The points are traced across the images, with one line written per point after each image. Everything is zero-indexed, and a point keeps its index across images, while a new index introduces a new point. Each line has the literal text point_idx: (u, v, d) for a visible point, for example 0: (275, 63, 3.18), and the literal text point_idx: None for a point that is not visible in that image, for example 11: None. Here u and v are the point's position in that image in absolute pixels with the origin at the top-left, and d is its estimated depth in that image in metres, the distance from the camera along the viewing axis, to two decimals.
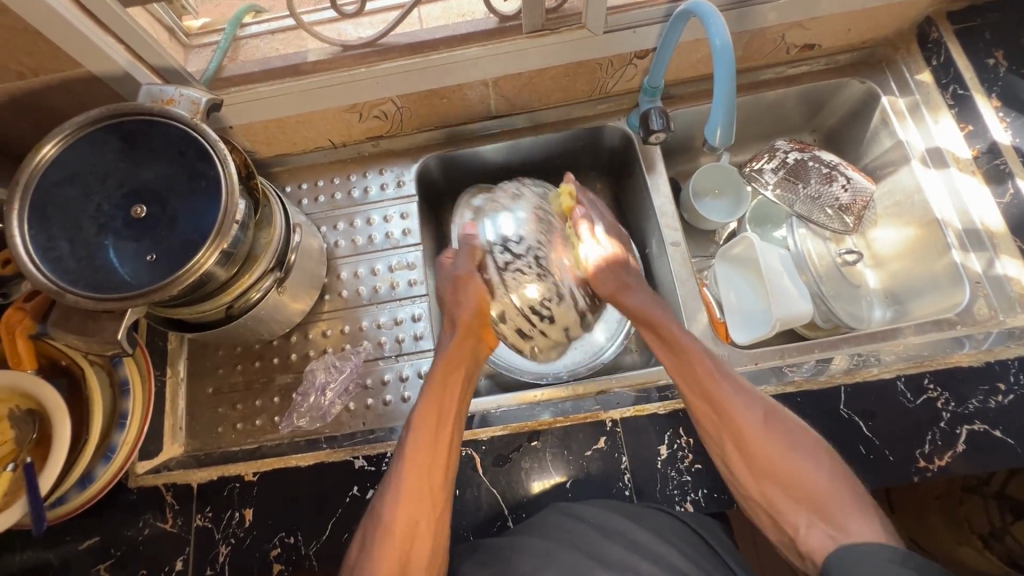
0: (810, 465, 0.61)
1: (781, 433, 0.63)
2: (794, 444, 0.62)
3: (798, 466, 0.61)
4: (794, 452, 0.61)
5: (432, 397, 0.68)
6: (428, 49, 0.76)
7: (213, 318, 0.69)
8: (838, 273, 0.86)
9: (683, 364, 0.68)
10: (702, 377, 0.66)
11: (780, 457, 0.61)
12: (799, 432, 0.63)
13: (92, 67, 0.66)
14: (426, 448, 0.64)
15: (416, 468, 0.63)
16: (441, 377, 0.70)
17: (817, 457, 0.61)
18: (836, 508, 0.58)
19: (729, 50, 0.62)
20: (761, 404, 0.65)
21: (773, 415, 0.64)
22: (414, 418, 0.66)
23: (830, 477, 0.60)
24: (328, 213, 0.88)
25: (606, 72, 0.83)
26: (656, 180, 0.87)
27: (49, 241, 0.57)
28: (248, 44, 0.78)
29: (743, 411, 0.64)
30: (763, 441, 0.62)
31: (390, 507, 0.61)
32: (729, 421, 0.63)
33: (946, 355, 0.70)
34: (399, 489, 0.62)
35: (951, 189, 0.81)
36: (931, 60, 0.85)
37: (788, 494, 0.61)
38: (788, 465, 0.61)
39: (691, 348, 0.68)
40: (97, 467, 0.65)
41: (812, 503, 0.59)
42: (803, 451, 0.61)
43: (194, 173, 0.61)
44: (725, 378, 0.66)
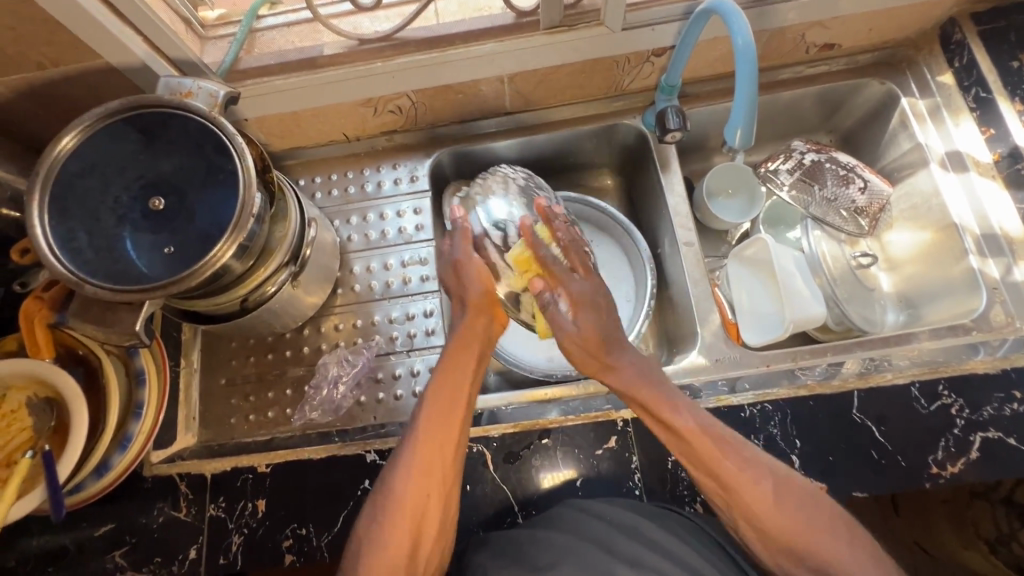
0: (827, 541, 0.57)
1: (796, 502, 0.58)
2: (814, 521, 0.57)
3: (817, 544, 0.57)
4: (817, 532, 0.57)
5: (443, 382, 0.65)
6: (445, 44, 0.76)
7: (228, 310, 0.70)
8: (853, 277, 0.86)
9: (687, 449, 0.61)
10: (705, 457, 0.60)
11: (797, 534, 0.57)
12: (814, 506, 0.58)
13: (111, 59, 0.66)
14: (437, 431, 0.62)
15: (427, 446, 0.61)
16: (451, 364, 0.66)
17: (834, 538, 0.57)
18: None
19: (751, 49, 0.61)
20: (773, 477, 0.59)
21: (787, 489, 0.59)
22: (424, 401, 0.64)
23: (850, 555, 0.56)
24: (341, 207, 0.88)
25: (623, 69, 0.83)
26: (671, 179, 0.87)
27: (69, 233, 0.58)
28: (264, 36, 0.78)
29: (762, 500, 0.58)
30: (779, 519, 0.58)
31: (400, 483, 0.60)
32: (739, 496, 0.59)
33: (961, 362, 0.70)
34: (409, 468, 0.61)
35: (970, 193, 0.80)
36: (953, 62, 0.84)
37: (808, 570, 0.57)
38: (810, 540, 0.57)
39: (690, 432, 0.61)
40: (113, 455, 0.66)
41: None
42: (818, 525, 0.57)
43: (212, 166, 0.61)
44: (732, 453, 0.60)
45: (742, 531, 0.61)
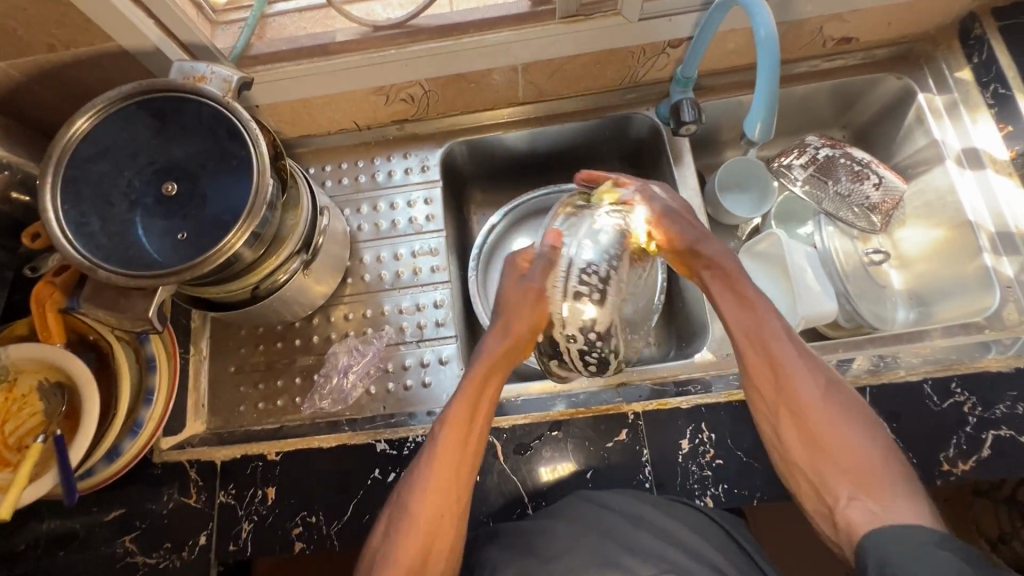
0: (860, 438, 0.57)
1: (838, 397, 0.60)
2: (851, 416, 0.59)
3: (847, 437, 0.57)
4: (851, 429, 0.58)
5: (460, 405, 0.63)
6: (459, 32, 0.75)
7: (239, 298, 0.70)
8: (865, 273, 0.86)
9: (748, 321, 0.64)
10: (766, 335, 0.63)
11: (832, 427, 0.58)
12: (854, 406, 0.59)
13: (123, 42, 0.65)
14: (453, 451, 0.61)
15: (444, 467, 0.60)
16: (472, 390, 0.64)
17: (869, 437, 0.58)
18: (882, 484, 0.54)
19: (774, 40, 0.61)
20: (825, 375, 0.61)
21: (833, 388, 0.60)
22: (445, 418, 0.62)
23: (881, 453, 0.56)
24: (351, 196, 0.88)
25: (637, 60, 0.82)
26: (684, 173, 0.87)
27: (82, 217, 0.57)
28: (276, 21, 0.77)
29: (807, 379, 0.60)
30: (823, 407, 0.59)
31: (415, 502, 0.59)
32: (785, 376, 0.61)
33: (974, 359, 0.70)
34: (424, 488, 0.59)
35: (986, 190, 0.80)
36: (972, 58, 0.83)
37: (835, 466, 0.57)
38: (843, 437, 0.57)
39: (764, 308, 0.64)
40: (124, 441, 0.66)
41: (856, 475, 0.56)
42: (859, 426, 0.58)
43: (226, 151, 0.60)
44: (792, 342, 0.63)
45: (776, 426, 0.61)
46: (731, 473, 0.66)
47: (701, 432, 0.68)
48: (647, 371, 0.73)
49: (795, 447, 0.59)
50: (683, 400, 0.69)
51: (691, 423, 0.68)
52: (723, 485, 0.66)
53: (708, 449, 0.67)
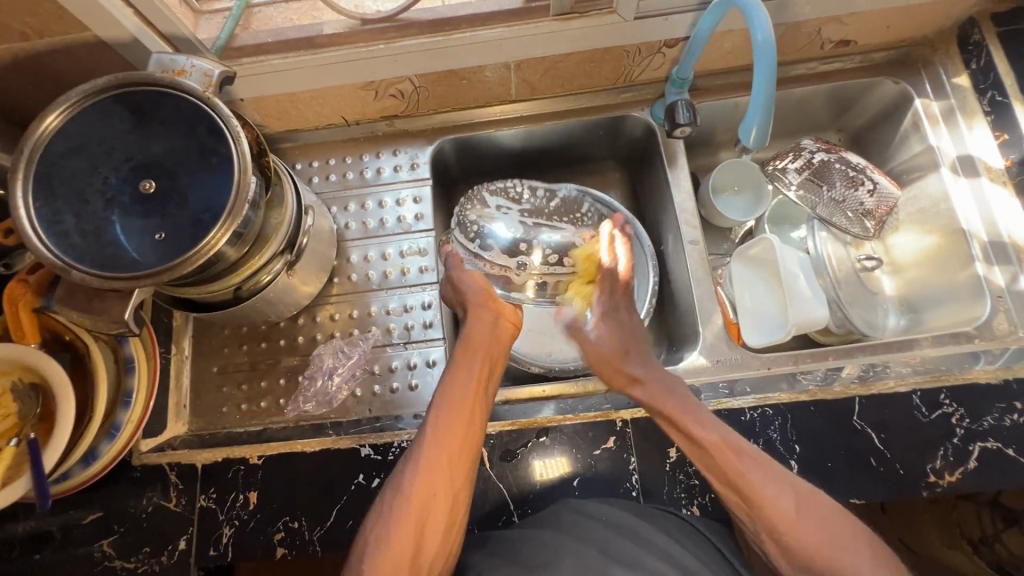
0: (852, 558, 0.53)
1: (816, 506, 0.56)
2: (842, 535, 0.54)
3: (838, 560, 0.53)
4: (841, 549, 0.54)
5: (451, 381, 0.65)
6: (450, 27, 0.73)
7: (221, 298, 0.68)
8: (856, 280, 0.85)
9: (703, 455, 0.61)
10: (727, 472, 0.59)
11: (817, 548, 0.54)
12: (836, 516, 0.56)
13: (100, 32, 0.63)
14: (446, 420, 0.62)
15: (437, 437, 0.61)
16: (461, 365, 0.66)
17: (858, 555, 0.53)
18: None
19: (770, 45, 0.59)
20: (795, 496, 0.57)
21: (807, 500, 0.57)
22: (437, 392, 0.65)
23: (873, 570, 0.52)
24: (339, 194, 0.86)
25: (633, 60, 0.80)
26: (678, 175, 0.85)
27: (55, 215, 0.55)
28: (261, 12, 0.74)
29: (775, 501, 0.56)
30: (804, 535, 0.55)
31: (409, 478, 0.59)
32: (757, 499, 0.57)
33: (963, 371, 0.69)
34: (419, 462, 0.60)
35: (979, 199, 0.79)
36: (970, 63, 0.82)
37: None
38: (836, 559, 0.53)
39: (715, 444, 0.60)
40: (101, 444, 0.64)
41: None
42: (846, 545, 0.54)
43: (206, 148, 0.58)
44: (752, 467, 0.58)
45: (765, 548, 0.58)
46: None
47: None
48: None
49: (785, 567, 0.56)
50: None
51: None
52: (710, 494, 0.65)
53: None
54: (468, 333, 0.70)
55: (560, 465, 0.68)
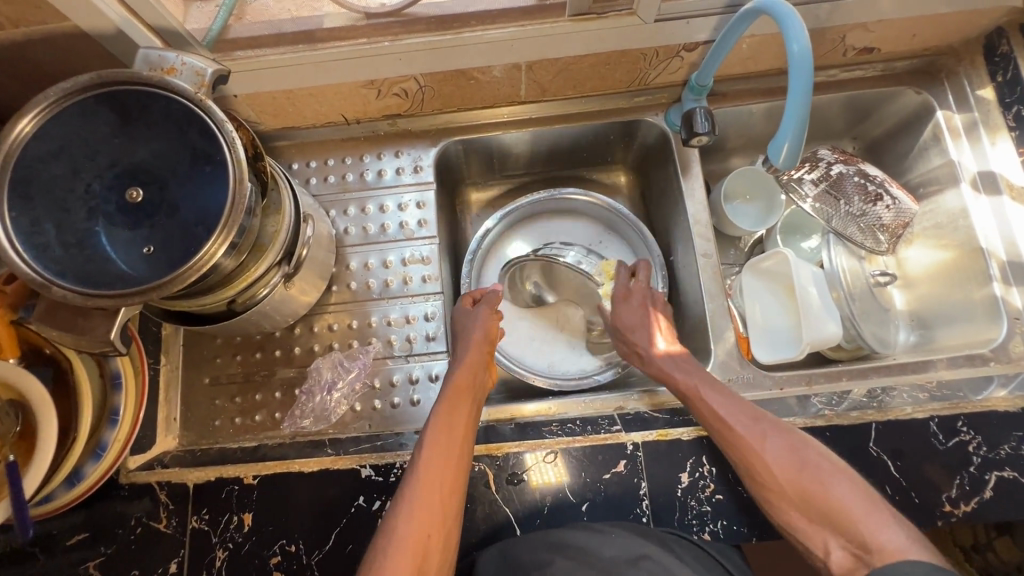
0: (829, 483, 0.57)
1: (789, 441, 0.60)
2: (815, 466, 0.58)
3: (815, 486, 0.57)
4: (817, 476, 0.57)
5: (439, 422, 0.62)
6: (460, 25, 0.69)
7: (214, 310, 0.64)
8: (870, 294, 0.83)
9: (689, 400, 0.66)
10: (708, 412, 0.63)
11: (794, 479, 0.57)
12: (813, 450, 0.59)
13: (82, 22, 0.58)
14: (440, 466, 0.59)
15: (430, 484, 0.58)
16: (446, 404, 0.64)
17: (835, 480, 0.57)
18: (860, 521, 0.54)
19: (808, 58, 0.57)
20: (773, 428, 0.61)
21: (785, 435, 0.61)
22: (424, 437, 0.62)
23: (849, 491, 0.56)
24: (337, 196, 0.82)
25: (649, 63, 0.76)
26: (692, 184, 0.82)
27: (33, 226, 0.51)
28: (256, 1, 0.69)
29: (755, 434, 0.61)
30: (781, 460, 0.59)
31: (400, 524, 0.56)
32: (735, 442, 0.61)
33: (980, 397, 0.68)
34: (411, 509, 0.57)
35: (1000, 217, 0.77)
36: (996, 75, 0.79)
37: (809, 517, 0.56)
38: (812, 484, 0.57)
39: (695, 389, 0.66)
40: (86, 464, 0.61)
41: (832, 517, 0.55)
42: (822, 471, 0.58)
43: (198, 153, 0.54)
44: (734, 406, 0.63)
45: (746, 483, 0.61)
46: (730, 509, 0.64)
47: (702, 465, 0.65)
48: (646, 397, 0.72)
49: (768, 506, 0.59)
50: (685, 431, 0.67)
51: (691, 455, 0.66)
52: (722, 521, 0.64)
53: (708, 483, 0.65)
54: (453, 375, 0.68)
55: (556, 471, 0.66)
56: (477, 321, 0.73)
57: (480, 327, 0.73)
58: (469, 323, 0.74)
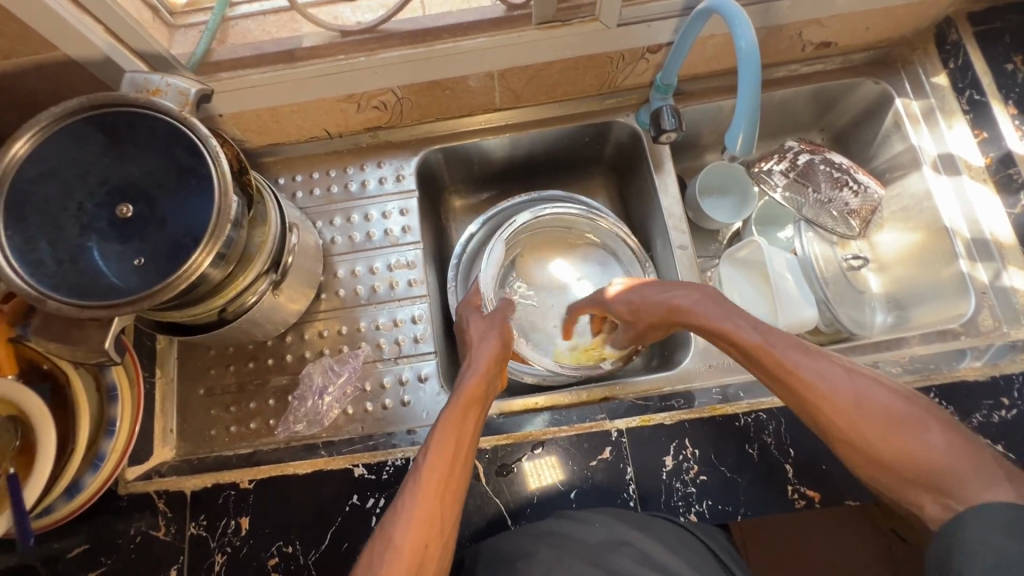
0: (921, 436, 0.53)
1: (870, 388, 0.56)
2: (904, 418, 0.54)
3: (896, 441, 0.53)
4: (900, 428, 0.54)
5: (448, 428, 0.61)
6: (432, 38, 0.72)
7: (205, 320, 0.67)
8: (843, 278, 0.85)
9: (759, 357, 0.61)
10: (790, 370, 0.58)
11: (880, 438, 0.54)
12: (897, 398, 0.55)
13: (71, 51, 0.61)
14: (443, 467, 0.59)
15: (433, 487, 0.57)
16: (459, 409, 0.63)
17: (925, 432, 0.53)
18: (960, 481, 0.51)
19: (754, 53, 0.60)
20: (849, 374, 0.57)
21: (864, 387, 0.56)
22: (428, 446, 0.60)
23: (945, 446, 0.53)
24: (323, 208, 0.85)
25: (616, 66, 0.80)
26: (665, 180, 0.85)
27: (28, 243, 0.53)
28: (238, 25, 0.73)
29: (830, 391, 0.56)
30: (865, 415, 0.55)
31: (397, 525, 0.55)
32: (816, 401, 0.57)
33: (952, 368, 0.71)
34: (410, 514, 0.55)
35: (960, 196, 0.80)
36: (948, 63, 0.83)
37: (908, 479, 0.53)
38: (902, 446, 0.53)
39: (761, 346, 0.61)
40: (85, 475, 0.62)
41: (925, 478, 0.52)
42: (912, 425, 0.54)
43: (184, 168, 0.57)
44: (801, 356, 0.59)
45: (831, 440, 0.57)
46: (714, 489, 0.66)
47: (685, 448, 0.67)
48: (630, 386, 0.74)
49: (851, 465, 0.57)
50: (666, 415, 0.69)
51: (674, 439, 0.68)
52: (707, 501, 0.65)
53: (692, 465, 0.67)
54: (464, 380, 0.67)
55: (544, 466, 0.68)
56: (494, 326, 0.74)
57: (481, 327, 0.74)
58: (483, 329, 0.74)
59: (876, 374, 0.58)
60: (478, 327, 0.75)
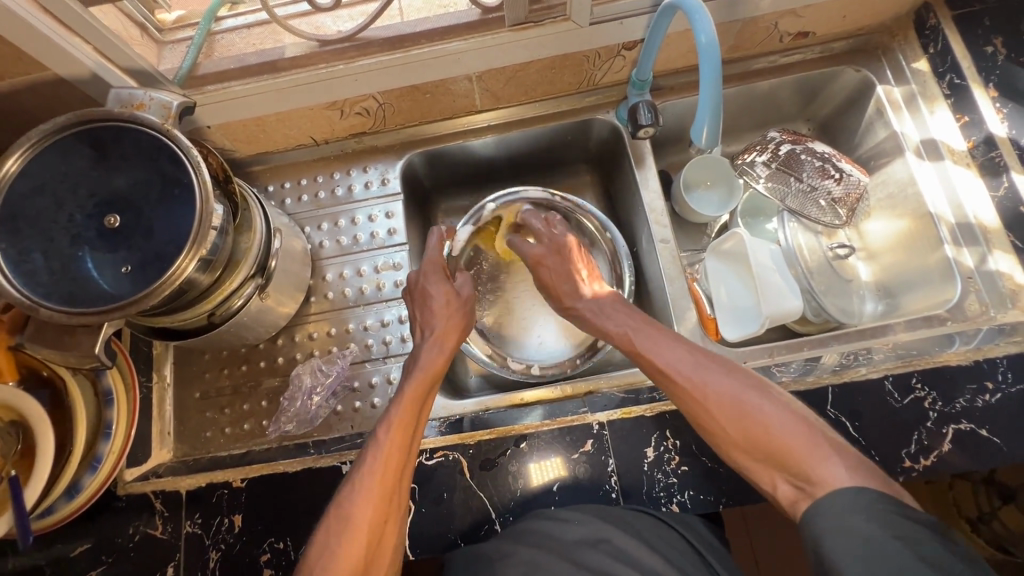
0: (763, 419, 0.58)
1: (727, 381, 0.61)
2: (749, 404, 0.59)
3: (741, 422, 0.58)
4: (744, 410, 0.59)
5: (408, 406, 0.65)
6: (409, 44, 0.74)
7: (196, 325, 0.69)
8: (829, 268, 0.85)
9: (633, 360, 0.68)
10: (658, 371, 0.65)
11: (730, 419, 0.59)
12: (742, 386, 0.60)
13: (60, 70, 0.64)
14: (401, 444, 0.62)
15: (391, 465, 0.60)
16: (420, 386, 0.67)
17: (766, 411, 0.58)
18: (796, 457, 0.55)
19: (715, 47, 0.61)
20: (706, 368, 0.63)
21: (716, 378, 0.62)
22: (387, 423, 0.64)
23: (784, 426, 0.57)
24: (312, 213, 0.87)
25: (593, 64, 0.81)
26: (646, 175, 0.86)
27: (22, 254, 0.56)
28: (223, 38, 0.75)
29: (688, 383, 0.62)
30: (720, 403, 0.60)
31: (356, 503, 0.58)
32: (680, 394, 0.63)
33: (937, 353, 0.70)
34: (366, 490, 0.59)
35: (944, 181, 0.79)
36: (928, 48, 0.83)
37: (758, 459, 0.58)
38: (746, 427, 0.58)
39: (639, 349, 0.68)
40: (84, 476, 0.65)
41: (775, 455, 0.56)
42: (755, 409, 0.59)
43: (168, 178, 0.59)
44: (665, 355, 0.65)
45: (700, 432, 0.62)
46: (696, 479, 0.66)
47: (667, 439, 0.68)
48: (615, 379, 0.76)
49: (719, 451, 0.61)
50: (648, 408, 0.70)
51: (656, 430, 0.68)
52: (689, 492, 0.66)
53: (673, 456, 0.67)
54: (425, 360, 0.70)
55: (529, 459, 0.69)
56: (460, 303, 0.77)
57: (444, 297, 0.75)
58: (450, 301, 0.76)
59: (734, 366, 0.64)
60: (443, 298, 0.75)
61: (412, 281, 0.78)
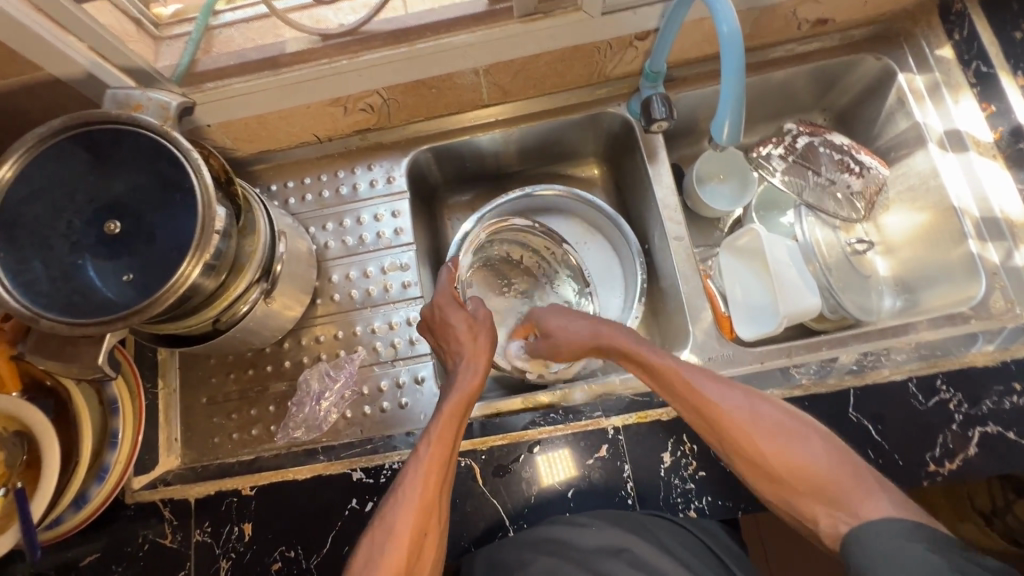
0: (804, 448, 0.58)
1: (769, 409, 0.61)
2: (790, 432, 0.59)
3: (786, 454, 0.58)
4: (788, 439, 0.59)
5: (445, 423, 0.63)
6: (414, 37, 0.71)
7: (200, 331, 0.67)
8: (847, 264, 0.83)
9: (658, 379, 0.65)
10: (681, 390, 0.63)
11: (766, 438, 0.59)
12: (782, 414, 0.61)
13: (54, 70, 0.61)
14: (441, 459, 0.61)
15: (432, 481, 0.59)
16: (456, 403, 0.65)
17: (811, 443, 0.59)
18: (843, 493, 0.56)
19: (738, 38, 0.58)
20: (742, 391, 0.62)
21: (757, 404, 0.61)
22: (424, 440, 0.62)
23: (826, 458, 0.58)
24: (316, 213, 0.85)
25: (605, 55, 0.78)
26: (659, 170, 0.83)
27: (21, 264, 0.54)
28: (222, 33, 0.73)
29: (726, 409, 0.61)
30: (763, 434, 0.59)
31: (397, 516, 0.58)
32: (717, 420, 0.61)
33: (962, 354, 0.68)
34: (407, 506, 0.58)
35: (969, 174, 0.77)
36: (953, 35, 0.80)
37: (801, 492, 0.58)
38: (789, 458, 0.58)
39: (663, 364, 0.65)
40: (91, 487, 0.64)
41: (816, 488, 0.57)
42: (797, 440, 0.59)
43: (168, 183, 0.57)
44: (702, 379, 0.63)
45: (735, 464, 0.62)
46: (714, 485, 0.65)
47: (683, 444, 0.66)
48: (628, 382, 0.74)
49: (756, 484, 0.60)
50: (663, 412, 0.68)
51: (672, 435, 0.67)
52: (707, 498, 0.65)
53: (690, 461, 0.66)
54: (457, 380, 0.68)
55: (543, 465, 0.67)
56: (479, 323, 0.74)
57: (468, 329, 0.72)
58: (471, 324, 0.72)
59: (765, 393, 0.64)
60: (465, 325, 0.71)
61: (426, 314, 0.74)
